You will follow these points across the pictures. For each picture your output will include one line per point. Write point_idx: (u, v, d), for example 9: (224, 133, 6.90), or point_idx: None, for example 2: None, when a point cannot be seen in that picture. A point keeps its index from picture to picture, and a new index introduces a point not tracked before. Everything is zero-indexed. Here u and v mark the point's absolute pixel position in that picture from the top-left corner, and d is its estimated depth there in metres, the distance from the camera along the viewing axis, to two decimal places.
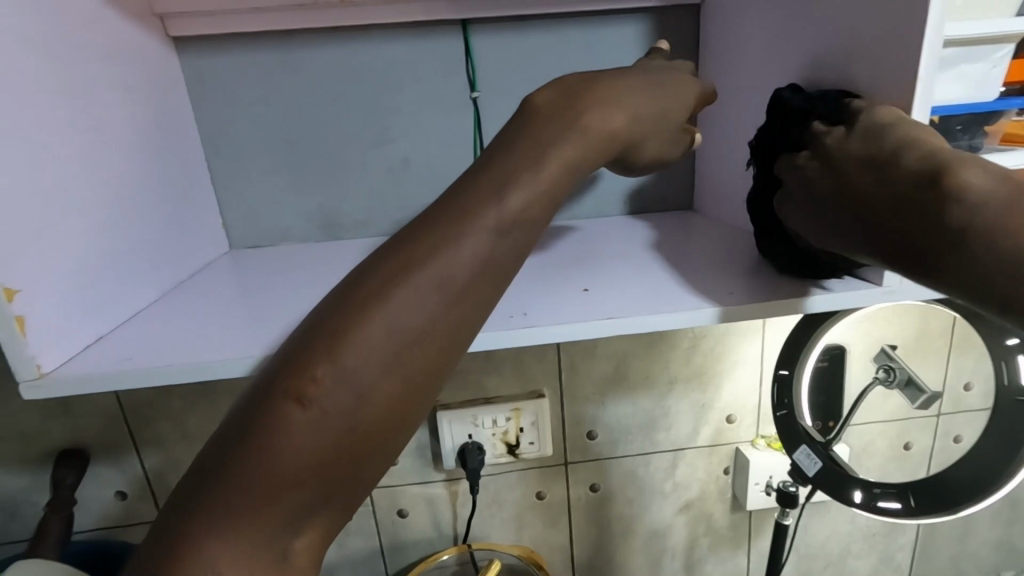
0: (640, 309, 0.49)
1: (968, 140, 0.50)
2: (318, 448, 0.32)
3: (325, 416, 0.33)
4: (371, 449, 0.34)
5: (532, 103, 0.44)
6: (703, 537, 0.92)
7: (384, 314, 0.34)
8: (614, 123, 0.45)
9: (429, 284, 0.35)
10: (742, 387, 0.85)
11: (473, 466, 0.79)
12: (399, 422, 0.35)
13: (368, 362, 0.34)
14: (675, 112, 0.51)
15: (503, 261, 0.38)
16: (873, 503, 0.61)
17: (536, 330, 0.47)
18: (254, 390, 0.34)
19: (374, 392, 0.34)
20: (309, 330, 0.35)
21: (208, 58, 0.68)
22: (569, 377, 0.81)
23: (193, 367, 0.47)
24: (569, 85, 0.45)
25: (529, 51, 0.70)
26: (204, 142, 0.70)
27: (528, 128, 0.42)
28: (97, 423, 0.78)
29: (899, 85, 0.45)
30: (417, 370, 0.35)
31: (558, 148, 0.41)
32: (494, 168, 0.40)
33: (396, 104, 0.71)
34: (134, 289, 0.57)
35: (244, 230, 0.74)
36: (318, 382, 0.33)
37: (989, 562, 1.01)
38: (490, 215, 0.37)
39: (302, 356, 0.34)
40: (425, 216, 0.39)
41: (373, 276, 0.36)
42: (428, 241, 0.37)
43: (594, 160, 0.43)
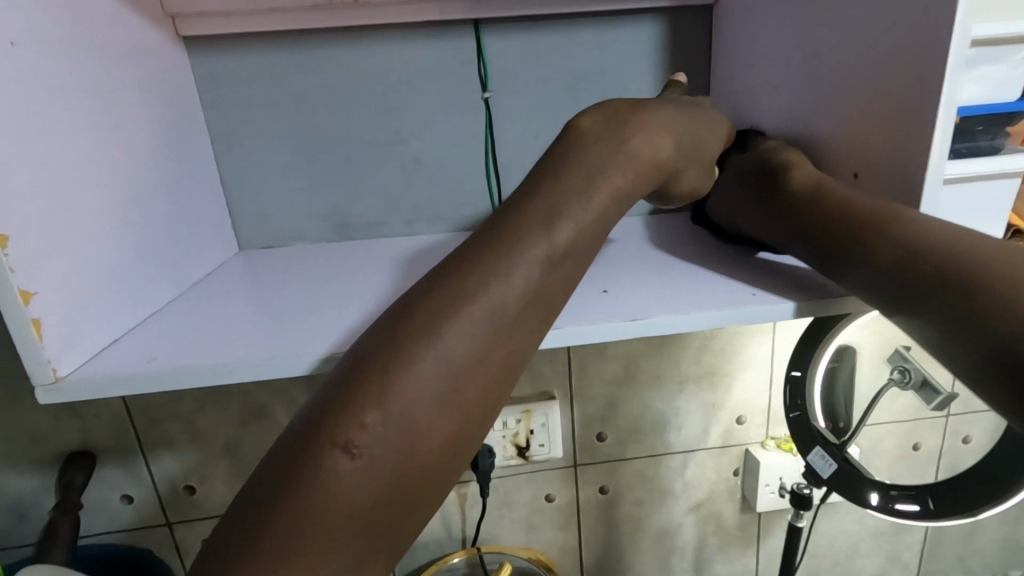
0: (660, 310, 0.49)
1: (989, 141, 0.50)
2: (370, 495, 0.32)
3: (376, 462, 0.32)
4: (424, 493, 0.34)
5: (577, 126, 0.44)
6: (713, 537, 0.92)
7: (434, 353, 0.34)
8: (659, 152, 0.45)
9: (479, 320, 0.35)
10: (753, 387, 0.85)
11: (484, 468, 0.78)
12: (450, 463, 0.34)
13: (420, 403, 0.33)
14: (709, 143, 0.52)
15: (548, 294, 0.39)
16: (890, 505, 0.60)
17: (555, 330, 0.47)
18: (295, 436, 0.33)
19: (426, 433, 0.33)
20: (350, 371, 0.34)
21: (218, 57, 0.67)
22: (579, 378, 0.81)
23: (209, 370, 0.46)
24: (614, 110, 0.45)
25: (542, 51, 0.70)
26: (214, 142, 0.70)
27: (573, 156, 0.42)
28: (105, 425, 0.78)
29: (922, 86, 0.45)
30: (468, 409, 0.35)
31: (604, 178, 0.42)
32: (538, 200, 0.40)
33: (408, 104, 0.70)
34: (150, 289, 0.56)
35: (253, 231, 0.74)
36: (368, 428, 0.32)
37: (995, 561, 1.01)
38: (536, 248, 0.38)
39: (349, 399, 0.33)
40: (465, 252, 0.38)
41: (419, 315, 0.35)
42: (473, 277, 0.36)
43: (639, 188, 0.44)
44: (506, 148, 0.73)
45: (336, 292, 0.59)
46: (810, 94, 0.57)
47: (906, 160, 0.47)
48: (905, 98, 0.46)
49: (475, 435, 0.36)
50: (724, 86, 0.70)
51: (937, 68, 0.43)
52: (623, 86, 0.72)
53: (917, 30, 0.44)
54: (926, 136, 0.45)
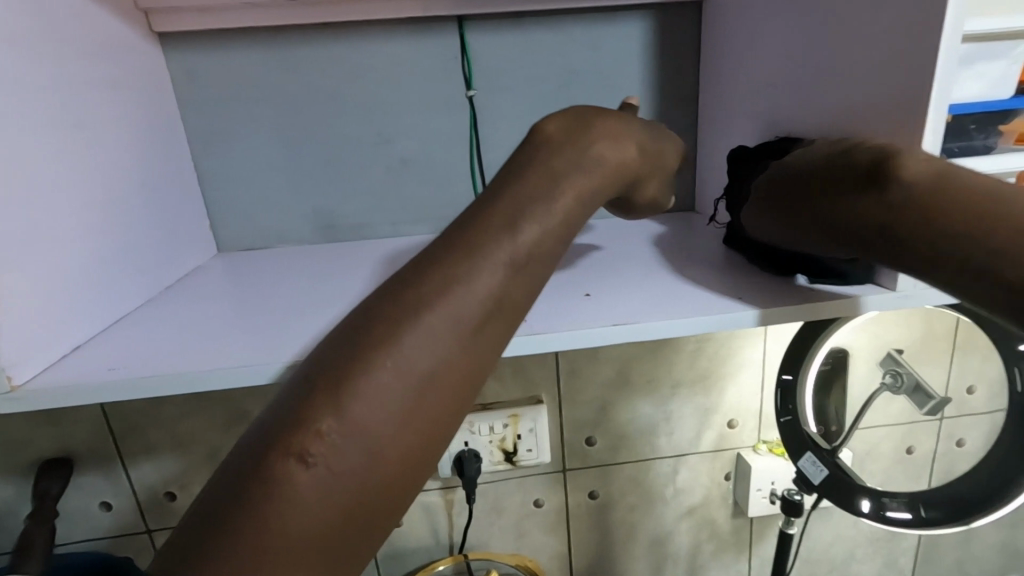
0: (644, 314, 0.47)
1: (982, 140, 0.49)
2: (324, 510, 0.30)
3: (331, 474, 0.30)
4: (383, 505, 0.32)
5: (542, 130, 0.42)
6: (706, 543, 0.90)
7: (392, 360, 0.32)
8: (625, 156, 0.44)
9: (442, 323, 0.33)
10: (745, 391, 0.83)
11: (471, 475, 0.77)
12: (411, 475, 0.33)
13: (377, 413, 0.31)
14: (671, 154, 0.51)
15: (516, 297, 0.36)
16: (882, 513, 0.59)
17: (538, 337, 0.45)
18: (250, 445, 0.31)
19: (385, 444, 0.31)
20: (308, 377, 0.33)
21: (195, 55, 0.65)
22: (568, 382, 0.80)
23: (177, 378, 0.45)
24: (578, 113, 0.44)
25: (527, 49, 0.68)
26: (192, 142, 0.68)
27: (539, 157, 0.40)
28: (83, 432, 0.76)
29: (911, 84, 0.43)
30: (429, 419, 0.33)
31: (570, 179, 0.40)
32: (505, 200, 0.38)
33: (390, 103, 0.69)
34: (116, 295, 0.55)
35: (234, 233, 0.72)
36: (323, 436, 0.30)
37: (993, 565, 1.00)
38: (503, 248, 0.36)
39: (304, 408, 0.31)
40: (431, 252, 0.36)
41: (379, 318, 0.33)
42: (436, 279, 0.34)
43: (605, 192, 0.43)
44: (492, 147, 0.72)
45: (314, 295, 0.57)
46: (799, 92, 0.55)
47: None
48: (894, 97, 0.45)
49: (438, 445, 0.33)
50: (714, 84, 0.69)
51: (926, 65, 0.42)
52: (611, 84, 0.71)
53: (905, 26, 0.43)
54: (915, 137, 0.44)
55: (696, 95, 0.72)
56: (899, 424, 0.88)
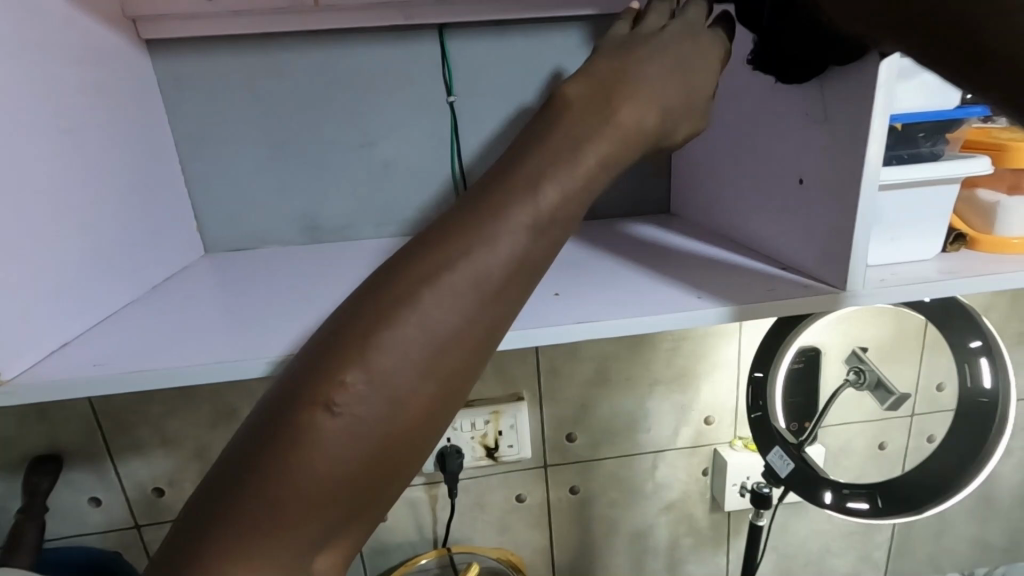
0: (612, 313, 0.50)
1: (929, 147, 0.52)
2: (347, 461, 0.30)
3: (354, 428, 0.30)
4: (406, 458, 0.32)
5: (567, 93, 0.41)
6: (684, 537, 0.93)
7: (417, 317, 0.32)
8: (650, 119, 0.42)
9: (467, 281, 0.33)
10: (721, 388, 0.85)
11: (452, 470, 0.79)
12: (431, 432, 0.33)
13: (402, 368, 0.31)
14: (705, 91, 0.47)
15: (539, 259, 0.36)
16: (843, 504, 0.61)
17: (514, 334, 0.48)
18: (276, 395, 0.32)
19: (407, 400, 0.31)
20: (333, 329, 0.33)
21: (182, 61, 0.67)
22: (548, 379, 0.82)
23: (161, 374, 0.46)
24: (603, 79, 0.43)
25: (506, 56, 0.71)
26: (179, 145, 0.70)
27: (560, 120, 0.39)
28: (72, 429, 0.77)
29: (860, 95, 0.45)
30: (451, 378, 0.32)
31: (594, 142, 0.38)
32: (530, 161, 0.37)
33: (373, 109, 0.71)
34: (104, 293, 0.57)
35: (221, 234, 0.74)
36: (348, 387, 0.30)
37: (966, 559, 1.03)
38: (528, 207, 0.35)
39: (329, 359, 0.31)
40: (457, 209, 0.36)
41: (405, 271, 0.33)
42: (461, 236, 0.34)
43: (629, 155, 0.41)
44: (472, 151, 0.74)
45: (298, 294, 0.59)
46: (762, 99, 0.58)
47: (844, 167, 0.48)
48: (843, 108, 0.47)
49: (461, 403, 0.33)
50: None
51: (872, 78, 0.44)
52: None
53: None
54: (860, 146, 0.46)
55: None
56: (872, 422, 0.89)
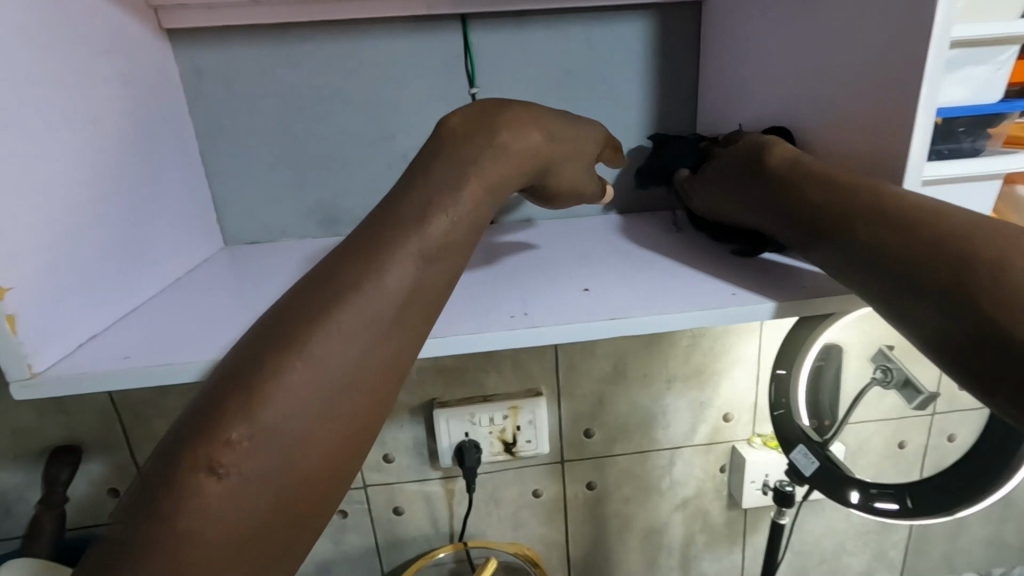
0: (647, 309, 0.49)
1: (970, 142, 0.48)
2: (244, 508, 0.33)
3: (245, 478, 0.33)
4: (308, 496, 0.35)
5: (447, 124, 0.46)
6: (699, 534, 0.92)
7: (302, 365, 0.35)
8: (532, 144, 0.48)
9: (350, 325, 0.37)
10: (740, 385, 0.85)
11: (471, 464, 0.79)
12: (336, 470, 0.36)
13: (291, 414, 0.35)
14: (588, 144, 0.55)
15: (427, 293, 0.41)
16: (870, 504, 0.60)
17: (541, 330, 0.47)
18: (164, 459, 0.34)
19: (302, 443, 0.35)
20: (217, 388, 0.36)
21: (203, 51, 0.67)
22: (567, 375, 0.81)
23: (187, 369, 0.46)
24: (483, 105, 0.48)
25: (529, 48, 0.69)
26: (199, 137, 0.69)
27: (447, 149, 0.44)
28: (91, 420, 0.77)
29: (905, 91, 0.44)
30: (346, 417, 0.37)
31: (477, 171, 0.44)
32: (409, 206, 0.42)
33: (395, 101, 0.70)
34: (132, 285, 0.57)
35: (241, 226, 0.73)
36: (231, 444, 0.33)
37: (982, 559, 1.02)
38: (411, 247, 0.40)
39: (215, 417, 0.34)
40: (337, 259, 0.40)
41: (287, 327, 0.37)
42: (344, 285, 0.38)
43: (515, 179, 0.47)
44: None
45: None
46: (798, 94, 0.56)
47: (889, 163, 0.46)
48: (886, 101, 0.46)
49: (363, 439, 0.38)
50: (713, 84, 0.69)
51: (918, 73, 0.43)
52: (613, 83, 0.72)
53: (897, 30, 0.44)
54: (905, 139, 0.45)
55: (693, 95, 0.73)
56: (889, 421, 0.89)
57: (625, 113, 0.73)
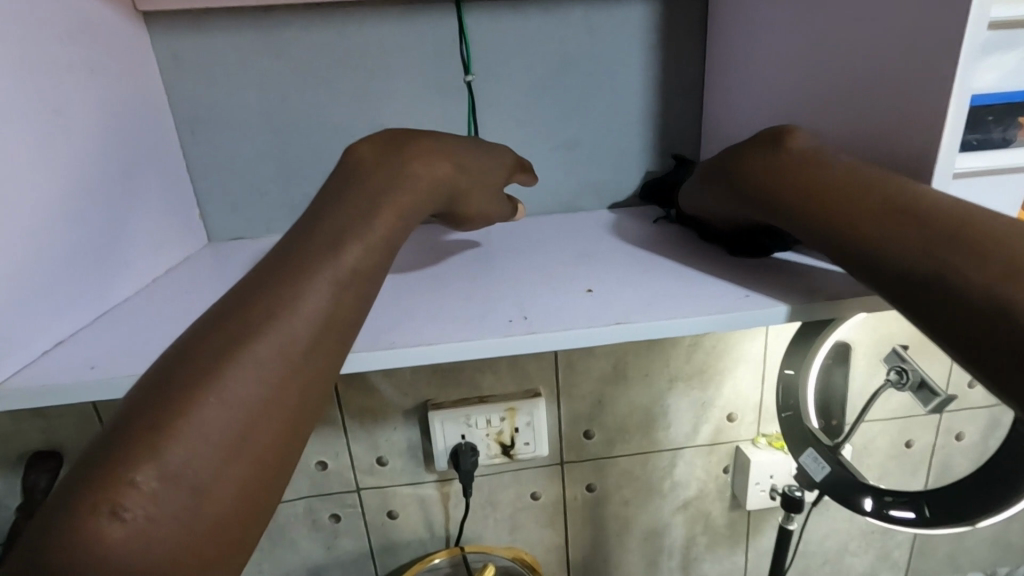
0: (651, 313, 0.46)
1: (1000, 133, 0.44)
2: (157, 555, 0.29)
3: (149, 525, 0.29)
4: (229, 537, 0.32)
5: (353, 154, 0.48)
6: (701, 535, 0.90)
7: (212, 397, 0.33)
8: (438, 173, 0.49)
9: (269, 349, 0.35)
10: (745, 385, 0.82)
11: (467, 468, 0.76)
12: (254, 509, 0.33)
13: (199, 450, 0.31)
14: (497, 172, 0.57)
15: (347, 315, 0.40)
16: (884, 511, 0.57)
17: (540, 336, 0.44)
18: (50, 512, 0.29)
19: (215, 481, 0.32)
20: (108, 432, 0.32)
21: (180, 36, 0.63)
22: (566, 376, 0.78)
23: None
24: (388, 138, 0.49)
25: (527, 33, 0.66)
26: (178, 128, 0.66)
27: (355, 178, 0.45)
28: (71, 424, 0.74)
29: (934, 79, 0.41)
30: (263, 450, 0.34)
31: (388, 197, 0.44)
32: (323, 231, 0.41)
33: (386, 91, 0.67)
34: (103, 289, 0.54)
35: (225, 222, 0.70)
36: (138, 485, 0.29)
37: (986, 559, 1.01)
38: (330, 268, 0.39)
39: (115, 457, 0.30)
40: (244, 290, 0.38)
41: (198, 355, 0.34)
42: (256, 312, 0.36)
43: (420, 205, 0.47)
44: (490, 136, 0.70)
45: None
46: (813, 84, 0.53)
47: (918, 153, 0.43)
48: (914, 85, 0.43)
49: (281, 471, 0.35)
50: (720, 71, 0.66)
51: (950, 53, 0.40)
52: (615, 71, 0.68)
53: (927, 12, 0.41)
54: (936, 126, 0.41)
55: (699, 82, 0.69)
56: (896, 420, 0.87)
57: (628, 102, 0.69)
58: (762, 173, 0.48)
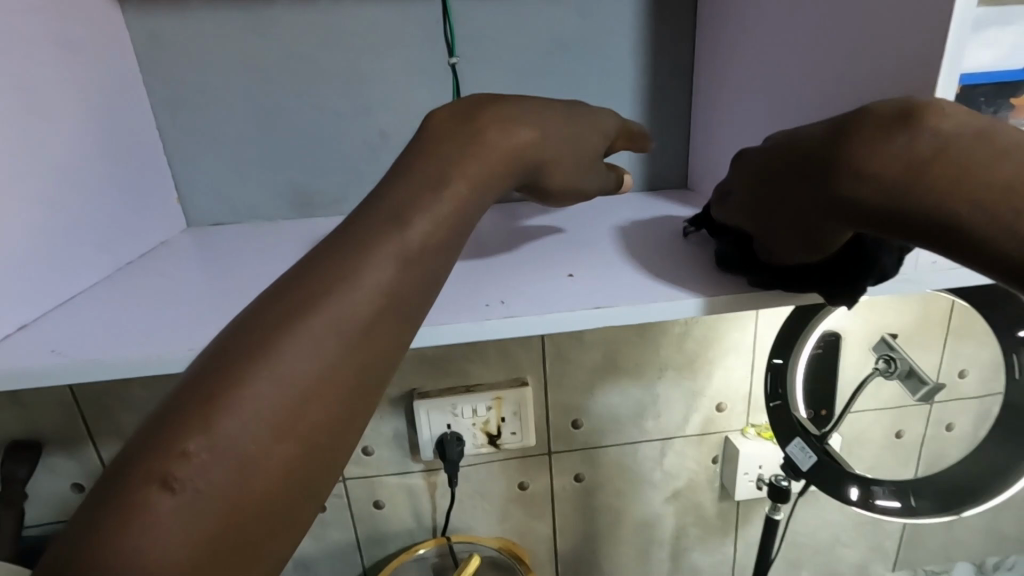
0: (600, 298, 0.46)
1: (992, 114, 0.42)
2: (203, 532, 0.28)
3: (197, 496, 0.29)
4: (275, 519, 0.31)
5: (432, 122, 0.46)
6: (691, 526, 0.90)
7: (266, 374, 0.32)
8: (518, 140, 0.46)
9: (328, 326, 0.34)
10: (735, 375, 0.81)
11: (452, 459, 0.75)
12: (303, 488, 0.32)
13: (251, 424, 0.30)
14: (593, 139, 0.53)
15: (409, 294, 0.38)
16: (870, 500, 0.57)
17: (516, 321, 0.44)
18: (108, 474, 0.29)
19: (263, 457, 0.30)
20: (171, 395, 0.31)
21: (155, 12, 0.61)
22: (554, 365, 0.77)
23: (113, 365, 0.43)
24: (465, 104, 0.47)
25: (512, 14, 0.64)
26: (155, 110, 0.64)
27: (429, 151, 0.43)
28: (51, 413, 0.73)
29: (924, 61, 0.40)
30: (313, 432, 0.32)
31: (462, 170, 0.42)
32: (388, 202, 0.40)
33: (369, 73, 0.65)
34: (71, 272, 0.53)
35: (205, 207, 0.69)
36: (189, 458, 0.29)
37: (977, 550, 1.00)
38: (393, 241, 0.37)
39: (171, 425, 0.30)
40: (307, 261, 0.37)
41: (258, 324, 0.33)
42: (316, 283, 0.35)
43: (498, 175, 0.45)
44: None
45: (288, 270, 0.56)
46: (804, 66, 0.52)
47: None
48: (904, 60, 0.41)
49: (332, 457, 0.33)
50: (710, 51, 0.64)
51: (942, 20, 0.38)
52: (604, 53, 0.66)
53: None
54: None
55: (689, 65, 0.68)
56: (888, 410, 0.86)
57: (617, 85, 0.68)
58: (900, 172, 0.35)
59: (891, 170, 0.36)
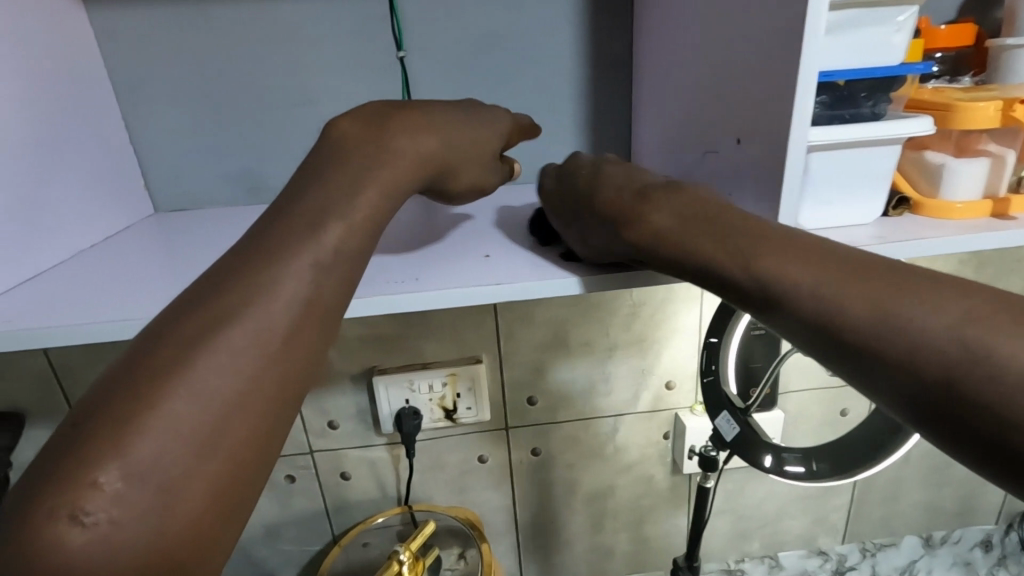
0: (519, 275, 0.50)
1: (871, 107, 0.48)
2: (128, 559, 0.28)
3: (116, 527, 0.28)
4: (203, 537, 0.30)
5: (333, 129, 0.46)
6: (644, 498, 0.94)
7: (181, 394, 0.31)
8: (424, 147, 0.46)
9: (244, 340, 0.33)
10: (682, 354, 0.85)
11: (409, 431, 0.81)
12: (232, 504, 0.32)
13: (169, 447, 0.30)
14: (495, 141, 0.54)
15: (329, 301, 0.37)
16: (781, 467, 0.62)
17: (423, 295, 0.48)
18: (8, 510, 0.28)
19: (187, 478, 0.30)
20: (70, 420, 0.30)
21: (115, 10, 0.65)
22: (505, 344, 0.82)
23: (63, 332, 0.47)
24: (371, 110, 0.47)
25: (455, 8, 0.67)
26: (120, 101, 0.68)
27: (332, 159, 0.43)
28: (29, 386, 0.78)
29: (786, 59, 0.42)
30: (237, 447, 0.32)
31: (375, 176, 0.43)
32: (302, 211, 0.39)
33: (319, 65, 0.69)
34: (37, 251, 0.57)
35: (171, 193, 0.73)
36: (101, 489, 0.28)
37: (920, 524, 1.05)
38: (308, 250, 0.37)
39: (75, 455, 0.28)
40: (217, 272, 0.36)
41: (166, 343, 0.32)
42: (229, 298, 0.34)
43: (413, 185, 0.45)
44: None
45: None
46: None
47: (775, 141, 0.44)
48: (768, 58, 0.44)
49: (260, 469, 0.33)
50: (642, 43, 0.67)
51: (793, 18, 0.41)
52: (544, 46, 0.70)
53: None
54: (789, 109, 0.42)
55: (626, 57, 0.71)
56: (831, 388, 0.90)
57: (558, 76, 0.71)
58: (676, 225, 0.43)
59: (669, 222, 0.43)
